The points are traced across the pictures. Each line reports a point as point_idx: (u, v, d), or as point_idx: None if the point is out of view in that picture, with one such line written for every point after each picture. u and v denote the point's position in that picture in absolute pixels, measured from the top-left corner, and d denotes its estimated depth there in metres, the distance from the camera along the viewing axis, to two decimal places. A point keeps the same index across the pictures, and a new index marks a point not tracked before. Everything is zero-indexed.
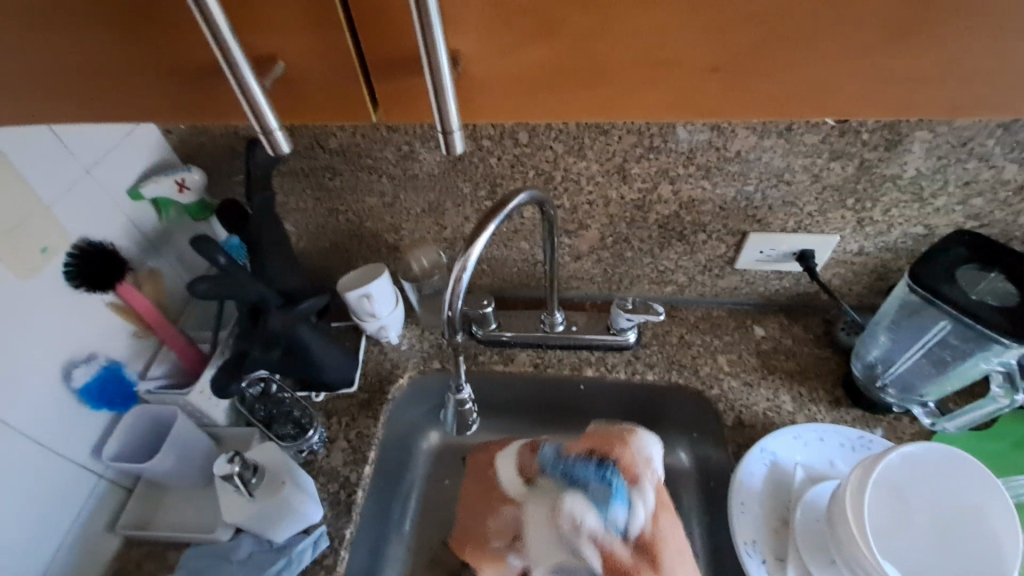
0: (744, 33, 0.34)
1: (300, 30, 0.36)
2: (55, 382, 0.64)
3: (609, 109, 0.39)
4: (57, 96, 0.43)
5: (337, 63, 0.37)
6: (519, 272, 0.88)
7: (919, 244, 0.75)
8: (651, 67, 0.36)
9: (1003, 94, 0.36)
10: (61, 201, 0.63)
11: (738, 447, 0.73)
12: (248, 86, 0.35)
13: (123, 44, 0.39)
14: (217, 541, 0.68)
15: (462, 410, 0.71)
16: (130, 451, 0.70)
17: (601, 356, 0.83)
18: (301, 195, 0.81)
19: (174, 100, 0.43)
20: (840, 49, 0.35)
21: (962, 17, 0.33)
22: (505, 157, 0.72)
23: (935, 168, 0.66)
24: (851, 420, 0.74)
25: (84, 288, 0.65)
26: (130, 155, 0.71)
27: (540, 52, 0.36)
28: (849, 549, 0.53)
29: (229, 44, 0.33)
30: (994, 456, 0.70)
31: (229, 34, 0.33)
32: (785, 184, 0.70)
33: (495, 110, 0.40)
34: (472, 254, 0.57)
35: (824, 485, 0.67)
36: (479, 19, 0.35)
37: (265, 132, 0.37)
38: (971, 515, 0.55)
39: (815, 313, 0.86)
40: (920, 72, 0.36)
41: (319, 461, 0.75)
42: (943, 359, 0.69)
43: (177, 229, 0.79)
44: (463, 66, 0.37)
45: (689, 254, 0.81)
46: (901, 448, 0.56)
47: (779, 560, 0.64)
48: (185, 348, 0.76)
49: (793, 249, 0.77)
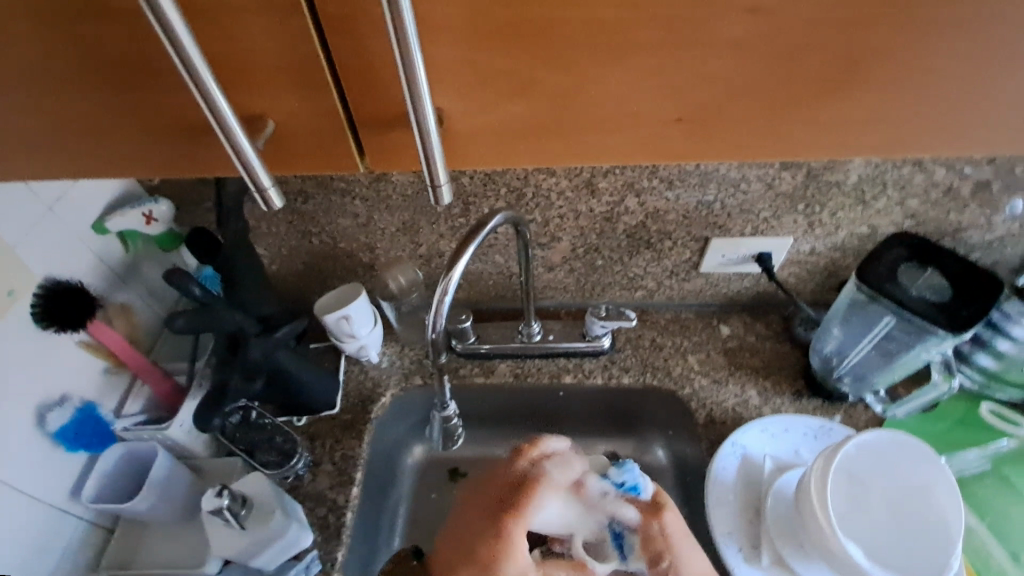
0: (702, 92, 0.37)
1: (287, 89, 0.37)
2: (29, 426, 0.62)
3: (583, 155, 0.41)
4: (37, 152, 0.43)
5: (324, 120, 0.39)
6: (495, 285, 0.90)
7: (865, 243, 0.81)
8: (621, 119, 0.39)
9: (941, 135, 0.39)
10: (25, 242, 0.62)
11: (711, 443, 0.77)
12: (240, 145, 0.36)
13: (110, 105, 0.39)
14: (204, 574, 0.67)
15: (447, 425, 0.72)
16: (110, 489, 0.68)
17: (579, 362, 0.86)
18: (273, 220, 0.80)
19: (162, 155, 0.43)
20: (789, 105, 0.38)
21: (898, 72, 0.36)
22: (477, 176, 0.74)
23: (874, 174, 0.72)
24: (812, 409, 0.79)
25: (53, 328, 0.64)
26: (94, 190, 0.69)
27: (517, 107, 0.38)
28: (814, 533, 0.59)
29: (222, 108, 0.34)
30: (940, 436, 0.77)
31: (222, 100, 0.34)
32: (742, 193, 0.75)
33: (479, 159, 0.42)
34: (453, 276, 0.59)
35: (790, 475, 0.71)
36: (460, 79, 0.37)
37: (258, 189, 0.38)
38: (923, 494, 0.60)
39: (775, 310, 0.91)
40: (865, 117, 0.39)
41: (305, 486, 0.75)
42: (890, 350, 0.76)
43: (145, 260, 0.78)
44: (446, 121, 0.39)
45: (657, 261, 0.85)
46: (855, 437, 0.61)
47: (754, 547, 0.68)
48: (160, 381, 0.74)
49: (752, 251, 0.82)
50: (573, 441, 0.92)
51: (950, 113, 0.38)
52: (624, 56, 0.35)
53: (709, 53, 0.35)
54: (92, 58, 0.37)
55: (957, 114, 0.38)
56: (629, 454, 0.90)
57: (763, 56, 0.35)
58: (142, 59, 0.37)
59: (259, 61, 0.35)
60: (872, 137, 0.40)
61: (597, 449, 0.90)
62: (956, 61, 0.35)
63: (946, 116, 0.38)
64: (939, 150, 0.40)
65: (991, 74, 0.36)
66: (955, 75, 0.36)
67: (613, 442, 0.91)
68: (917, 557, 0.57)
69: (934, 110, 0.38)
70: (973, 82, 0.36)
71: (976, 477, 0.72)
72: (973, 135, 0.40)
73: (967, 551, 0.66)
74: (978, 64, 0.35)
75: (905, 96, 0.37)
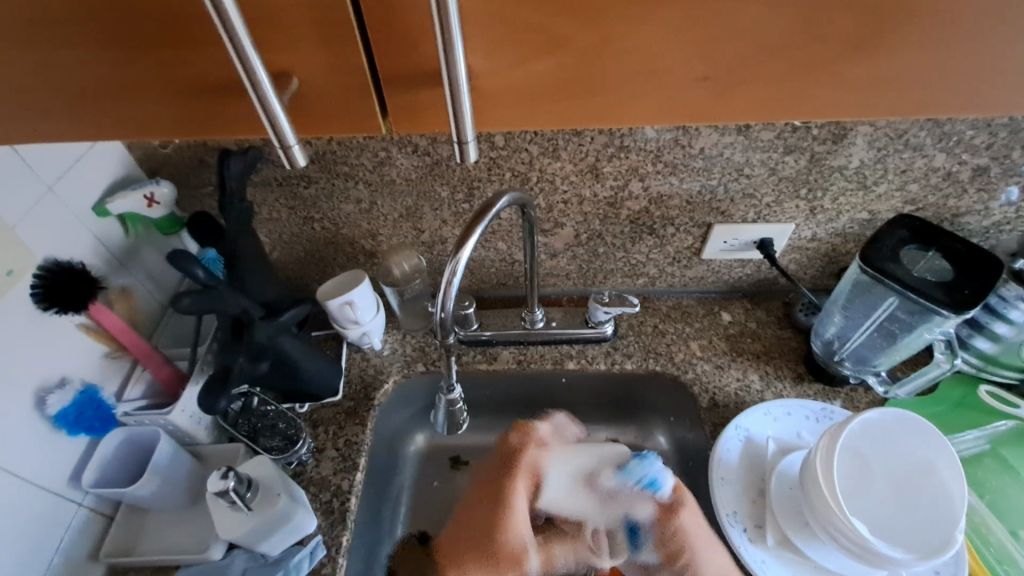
0: (719, 57, 0.38)
1: (314, 46, 0.37)
2: (29, 409, 0.62)
3: (604, 117, 0.42)
4: (51, 115, 0.43)
5: (349, 78, 0.39)
6: (497, 272, 0.89)
7: (865, 228, 0.82)
8: (643, 79, 0.39)
9: (952, 97, 0.40)
10: (25, 221, 0.61)
11: (714, 427, 0.78)
12: (268, 100, 0.36)
13: (129, 60, 0.39)
14: (208, 561, 0.67)
15: (452, 410, 0.72)
16: (111, 474, 0.68)
17: (581, 348, 0.86)
18: (275, 204, 0.80)
19: (178, 116, 0.43)
20: (806, 68, 0.39)
21: (916, 32, 0.37)
22: (482, 160, 0.73)
23: (876, 158, 0.72)
24: (813, 393, 0.80)
25: (54, 310, 0.63)
26: (95, 170, 0.69)
27: (541, 66, 0.38)
28: (822, 513, 0.59)
29: (254, 64, 0.34)
30: (938, 418, 0.78)
31: (254, 57, 0.34)
32: (745, 178, 0.75)
33: (502, 120, 0.42)
34: (461, 258, 0.59)
35: (793, 456, 0.72)
36: (489, 35, 0.36)
37: (282, 146, 0.39)
38: (925, 470, 0.60)
39: (774, 297, 0.92)
40: (876, 81, 0.39)
41: (309, 472, 0.75)
42: (892, 331, 0.76)
43: (145, 245, 0.77)
44: (474, 80, 0.39)
45: (659, 247, 0.85)
46: (861, 416, 0.61)
47: (758, 527, 0.69)
48: (161, 366, 0.73)
49: (754, 237, 0.83)
50: None
51: (960, 75, 0.39)
52: (653, 11, 0.35)
53: (735, 10, 0.35)
54: (114, 7, 0.36)
55: (966, 77, 0.39)
56: (630, 441, 0.90)
57: (781, 20, 0.36)
58: (164, 10, 0.36)
59: (286, 15, 0.35)
60: (886, 99, 0.41)
61: (599, 436, 0.91)
62: (973, 24, 0.36)
63: (959, 77, 0.39)
64: (948, 112, 0.41)
65: (1007, 37, 0.36)
66: (971, 37, 0.37)
67: (615, 430, 0.91)
68: (922, 533, 0.57)
69: (949, 71, 0.39)
70: (988, 45, 0.37)
71: (975, 458, 0.73)
72: (985, 97, 0.40)
73: (968, 530, 0.67)
74: (996, 25, 0.36)
75: (925, 57, 0.38)
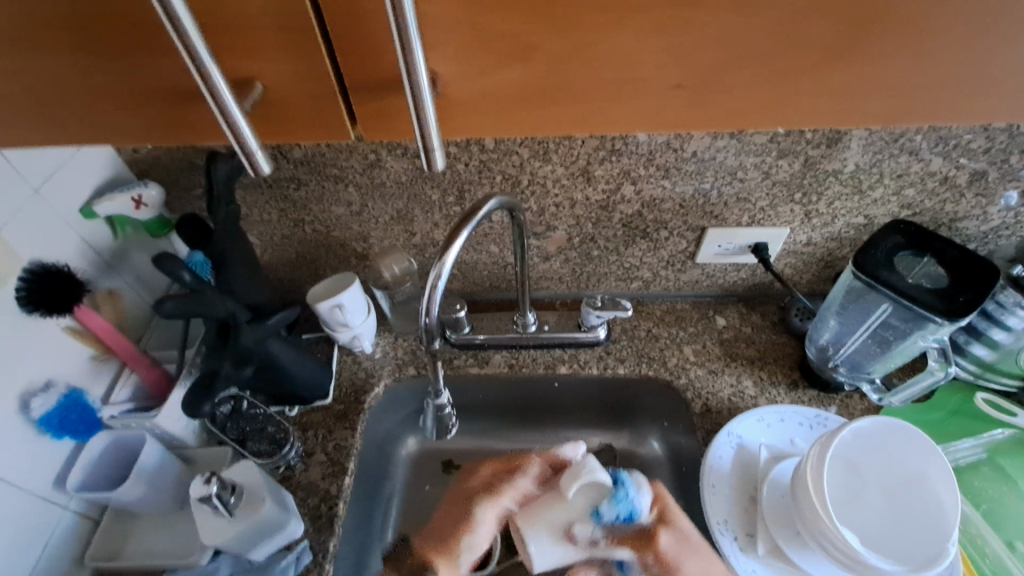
0: (699, 62, 0.37)
1: (277, 54, 0.36)
2: (13, 412, 0.61)
3: (585, 124, 0.41)
4: (25, 120, 0.42)
5: (315, 85, 0.38)
6: (490, 275, 0.89)
7: (860, 233, 0.81)
8: (622, 85, 0.38)
9: (942, 101, 0.39)
10: (10, 224, 0.61)
11: (707, 433, 0.77)
12: (228, 108, 0.35)
13: (96, 66, 0.38)
14: (194, 566, 0.66)
15: (441, 415, 0.72)
16: (97, 478, 0.67)
17: (574, 353, 0.86)
18: (265, 207, 0.79)
19: (150, 122, 0.42)
20: (789, 74, 0.38)
21: (899, 36, 0.36)
22: (472, 162, 0.73)
23: (872, 162, 0.71)
24: (807, 400, 0.79)
25: (39, 313, 0.63)
26: (82, 172, 0.68)
27: (516, 71, 0.38)
28: (811, 521, 0.58)
29: (211, 72, 0.34)
30: (935, 425, 0.77)
31: (211, 65, 0.34)
32: (739, 182, 0.74)
33: (481, 126, 0.42)
34: (446, 262, 0.58)
35: (786, 463, 0.71)
36: (463, 39, 0.36)
37: (246, 155, 0.38)
38: (918, 481, 0.60)
39: (770, 301, 0.91)
40: (860, 87, 0.39)
41: (297, 476, 0.74)
42: (886, 338, 0.76)
43: (134, 247, 0.77)
44: (443, 86, 0.38)
45: (652, 251, 0.85)
46: (851, 425, 0.61)
47: (750, 536, 0.68)
48: (149, 369, 0.74)
49: (748, 241, 0.82)
50: (567, 433, 0.91)
51: (948, 78, 0.38)
52: (626, 15, 0.34)
53: (712, 15, 0.34)
54: (75, 12, 0.35)
55: (955, 80, 0.38)
56: (624, 447, 0.89)
57: (763, 23, 0.35)
58: (129, 16, 0.36)
59: (246, 21, 0.35)
60: (873, 104, 0.40)
61: (592, 441, 0.90)
62: (960, 28, 0.35)
63: (946, 81, 0.38)
64: (937, 117, 0.40)
65: (992, 41, 0.35)
66: (957, 42, 0.36)
67: (608, 434, 0.90)
68: (911, 544, 0.57)
69: (936, 75, 0.38)
70: (974, 49, 0.36)
71: (971, 467, 0.72)
72: (975, 102, 0.39)
73: (963, 540, 0.66)
74: (981, 28, 0.35)
75: (910, 61, 0.37)
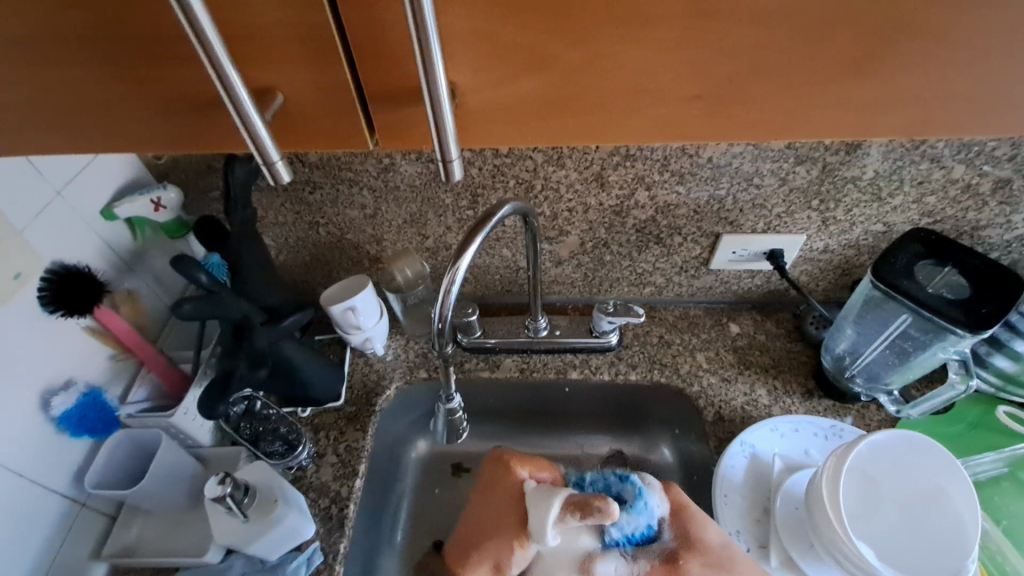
0: (716, 73, 0.37)
1: (298, 64, 0.37)
2: (34, 410, 0.63)
3: (600, 134, 0.41)
4: (51, 130, 0.43)
5: (334, 94, 0.39)
6: (502, 279, 0.89)
7: (879, 241, 0.80)
8: (639, 97, 0.38)
9: (967, 115, 0.38)
10: (32, 226, 0.62)
11: (719, 441, 0.76)
12: (249, 117, 0.36)
13: (117, 75, 0.39)
14: (206, 564, 0.67)
15: (451, 418, 0.71)
16: (113, 474, 0.68)
17: (585, 358, 0.85)
18: (281, 209, 0.80)
19: (172, 131, 0.43)
20: (809, 84, 0.37)
21: (923, 48, 0.35)
22: (485, 168, 0.73)
23: (892, 169, 0.70)
24: (823, 410, 0.78)
25: (60, 313, 0.64)
26: (104, 176, 0.70)
27: (531, 82, 0.38)
28: (826, 534, 0.58)
29: (233, 81, 0.34)
30: (953, 438, 0.76)
31: (233, 74, 0.34)
32: (755, 188, 0.74)
33: (496, 137, 0.42)
34: (460, 267, 0.58)
35: (801, 474, 0.70)
36: (480, 52, 0.36)
37: (265, 163, 0.39)
38: (937, 495, 0.59)
39: (785, 308, 0.90)
40: (881, 98, 0.38)
41: (308, 477, 0.75)
42: (906, 349, 0.74)
43: (153, 248, 0.78)
44: (460, 97, 0.39)
45: (666, 257, 0.84)
46: (869, 437, 0.60)
47: (762, 548, 0.67)
48: (166, 368, 0.75)
49: (763, 249, 0.81)
50: (576, 438, 0.90)
51: (973, 92, 0.37)
52: (642, 27, 0.34)
53: (731, 26, 0.34)
54: (101, 22, 0.36)
55: (981, 94, 0.37)
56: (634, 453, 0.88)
57: (780, 35, 0.35)
58: (153, 27, 0.36)
59: (267, 32, 0.35)
60: (894, 117, 0.39)
61: (600, 447, 0.89)
62: (984, 41, 0.34)
63: (972, 95, 0.37)
64: (963, 129, 0.39)
65: (1017, 57, 0.35)
66: (980, 55, 0.35)
67: (619, 441, 0.89)
68: (930, 559, 0.56)
69: (962, 87, 0.37)
70: (1000, 63, 0.35)
71: (992, 481, 0.70)
72: (1002, 117, 0.38)
73: (982, 557, 0.65)
74: (1004, 44, 0.34)
75: (936, 73, 0.36)
